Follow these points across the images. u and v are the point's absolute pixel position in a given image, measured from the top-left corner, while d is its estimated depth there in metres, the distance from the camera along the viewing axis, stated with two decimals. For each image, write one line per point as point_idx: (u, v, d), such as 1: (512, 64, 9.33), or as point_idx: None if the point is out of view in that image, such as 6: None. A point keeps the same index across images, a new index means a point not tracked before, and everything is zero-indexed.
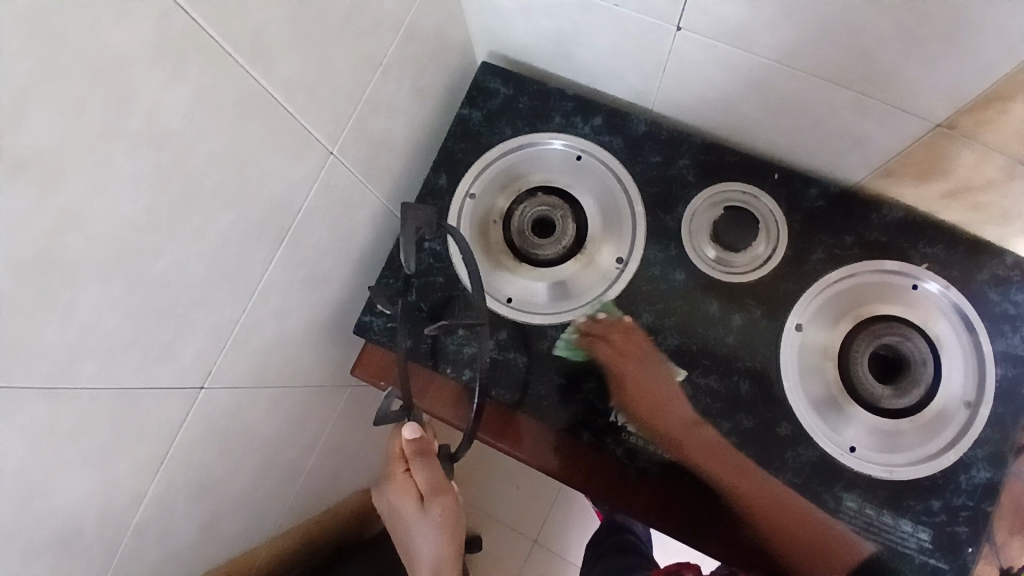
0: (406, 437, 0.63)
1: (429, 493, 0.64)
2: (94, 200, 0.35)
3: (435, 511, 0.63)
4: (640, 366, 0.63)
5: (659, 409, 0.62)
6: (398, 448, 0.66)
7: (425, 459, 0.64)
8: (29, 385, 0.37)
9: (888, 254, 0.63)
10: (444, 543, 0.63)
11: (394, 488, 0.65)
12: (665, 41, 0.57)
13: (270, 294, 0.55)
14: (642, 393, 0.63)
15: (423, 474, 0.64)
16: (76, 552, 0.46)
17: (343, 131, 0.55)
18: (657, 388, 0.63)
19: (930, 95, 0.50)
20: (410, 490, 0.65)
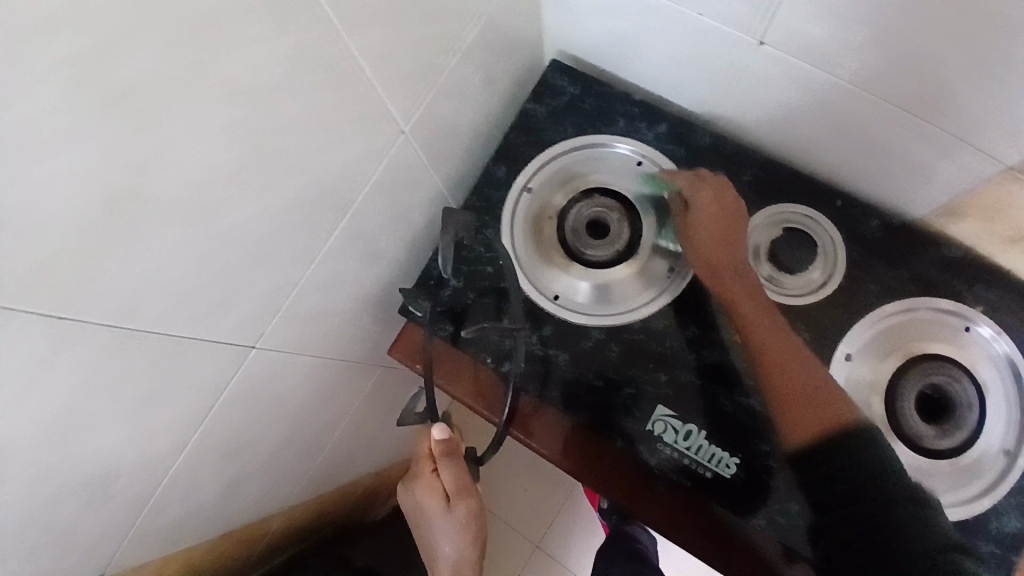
0: (437, 438, 0.63)
1: (454, 493, 0.65)
2: (185, 142, 0.35)
3: (459, 510, 0.64)
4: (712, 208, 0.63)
5: (716, 254, 0.63)
6: (427, 447, 0.67)
7: (453, 460, 0.65)
8: (96, 320, 0.37)
9: (942, 293, 0.62)
10: (466, 542, 0.65)
11: (421, 486, 0.66)
12: (743, 55, 0.57)
13: (327, 262, 0.55)
14: (706, 235, 0.63)
15: (450, 473, 0.65)
16: (111, 493, 0.47)
17: (416, 110, 0.55)
18: (723, 229, 0.63)
19: (1010, 136, 0.49)
20: (436, 490, 0.66)
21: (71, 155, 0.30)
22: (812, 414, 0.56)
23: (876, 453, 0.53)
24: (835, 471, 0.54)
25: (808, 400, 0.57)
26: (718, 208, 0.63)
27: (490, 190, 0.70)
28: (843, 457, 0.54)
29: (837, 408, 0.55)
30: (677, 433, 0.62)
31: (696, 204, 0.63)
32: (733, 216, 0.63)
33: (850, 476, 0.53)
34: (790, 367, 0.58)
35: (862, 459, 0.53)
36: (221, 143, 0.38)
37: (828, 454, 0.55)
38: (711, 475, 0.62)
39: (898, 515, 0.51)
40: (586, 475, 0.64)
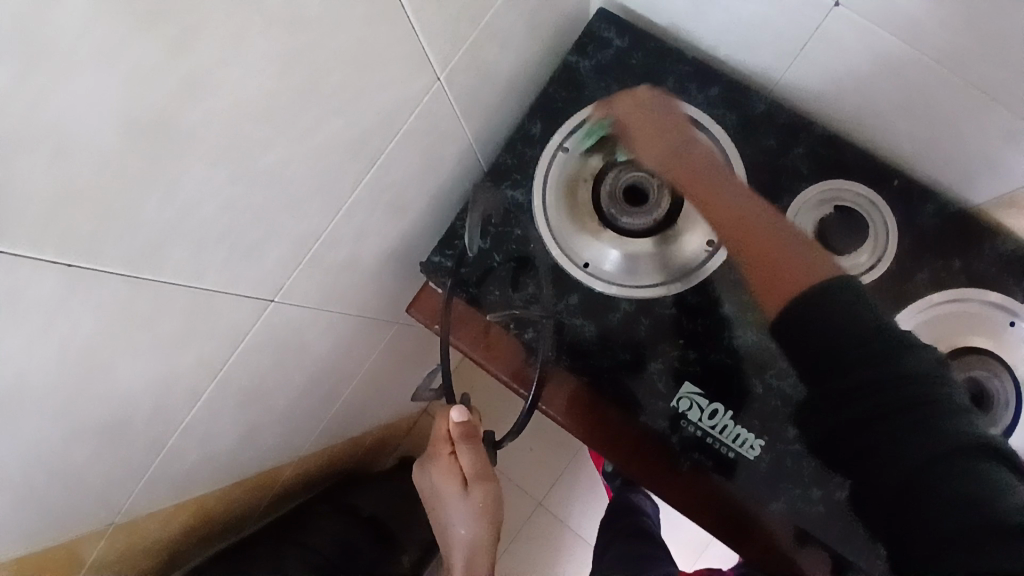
0: (455, 419, 0.65)
1: (472, 478, 0.65)
2: (215, 72, 0.32)
3: (476, 495, 0.64)
4: (640, 112, 0.60)
5: (661, 145, 0.58)
6: (444, 430, 0.67)
7: (470, 443, 0.66)
8: (114, 265, 0.34)
9: (991, 286, 0.59)
10: (480, 523, 0.65)
11: (438, 470, 0.66)
12: (813, 17, 0.53)
13: (353, 214, 0.52)
14: (645, 132, 0.59)
15: (468, 458, 0.65)
16: (125, 439, 0.45)
17: (455, 56, 0.51)
18: (666, 123, 0.59)
19: None
20: (453, 472, 0.66)
21: (95, 78, 0.27)
22: (784, 277, 0.49)
23: (848, 309, 0.46)
24: (812, 347, 0.47)
25: (778, 266, 0.50)
26: (641, 112, 0.60)
27: (524, 146, 0.67)
28: (820, 324, 0.47)
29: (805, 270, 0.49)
30: (702, 411, 0.61)
31: (620, 118, 0.61)
32: (672, 115, 0.60)
33: (831, 348, 0.46)
34: (762, 240, 0.52)
35: (848, 324, 0.46)
36: (253, 79, 0.34)
37: (802, 321, 0.47)
38: (734, 455, 0.61)
39: (914, 410, 0.43)
40: (602, 446, 0.64)
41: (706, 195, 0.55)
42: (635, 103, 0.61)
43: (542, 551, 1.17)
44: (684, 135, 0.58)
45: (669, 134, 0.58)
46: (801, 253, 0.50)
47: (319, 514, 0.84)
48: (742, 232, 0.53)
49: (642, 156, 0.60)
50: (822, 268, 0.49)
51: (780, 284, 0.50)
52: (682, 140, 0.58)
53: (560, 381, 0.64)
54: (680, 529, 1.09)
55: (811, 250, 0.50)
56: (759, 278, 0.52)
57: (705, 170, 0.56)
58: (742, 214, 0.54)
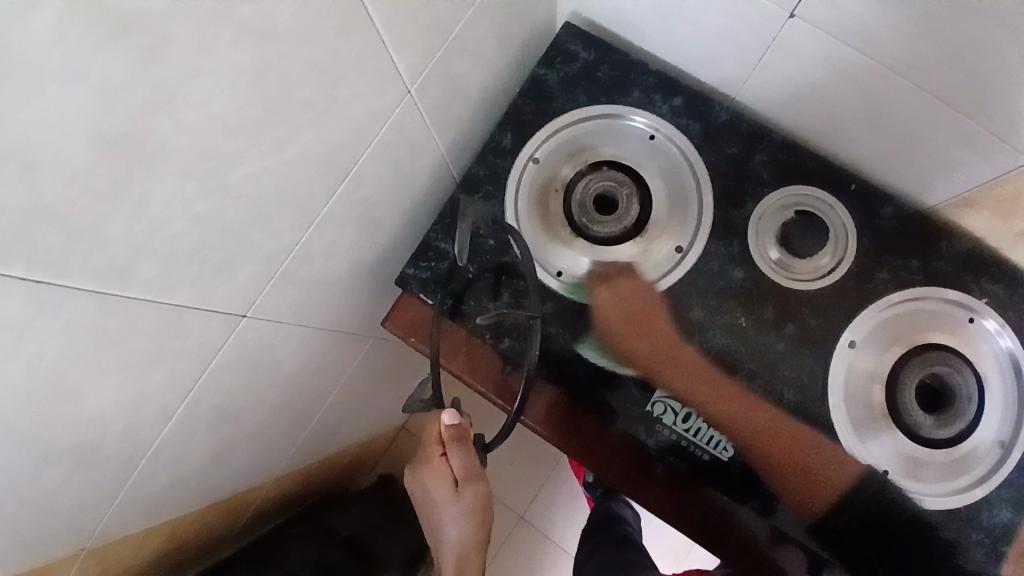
0: (446, 423, 0.65)
1: (463, 479, 0.65)
2: (182, 87, 0.32)
3: (467, 496, 0.65)
4: (627, 306, 0.65)
5: (656, 346, 0.64)
6: (435, 432, 0.67)
7: (462, 446, 0.66)
8: (82, 282, 0.34)
9: (950, 284, 0.62)
10: (471, 525, 0.65)
11: (429, 471, 0.66)
12: (772, 27, 0.55)
13: (326, 228, 0.53)
14: (635, 331, 0.64)
15: (459, 459, 0.65)
16: (96, 461, 0.45)
17: (424, 70, 0.52)
18: (642, 316, 0.64)
19: None
20: (445, 474, 0.66)
21: (63, 95, 0.27)
22: (812, 488, 0.62)
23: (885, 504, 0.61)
24: (857, 529, 0.61)
25: (805, 466, 0.62)
26: (623, 299, 0.65)
27: (496, 158, 0.68)
28: (859, 515, 0.61)
29: (833, 479, 0.61)
30: (676, 414, 0.63)
31: (603, 308, 0.65)
32: (651, 301, 0.65)
33: (879, 525, 0.61)
34: (775, 434, 0.62)
35: (879, 512, 0.61)
36: (220, 94, 0.35)
37: (854, 517, 0.61)
38: (709, 457, 0.63)
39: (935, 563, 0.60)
40: (584, 455, 0.64)
41: (716, 401, 0.63)
42: (622, 295, 0.65)
43: (526, 564, 1.16)
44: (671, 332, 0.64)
45: (662, 333, 0.64)
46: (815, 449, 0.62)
47: (299, 537, 0.83)
48: (759, 433, 0.62)
49: (634, 348, 0.64)
50: (839, 471, 0.61)
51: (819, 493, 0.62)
52: (669, 338, 0.64)
53: (545, 395, 0.65)
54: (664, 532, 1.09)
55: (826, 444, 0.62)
56: (800, 493, 0.62)
57: (702, 369, 0.63)
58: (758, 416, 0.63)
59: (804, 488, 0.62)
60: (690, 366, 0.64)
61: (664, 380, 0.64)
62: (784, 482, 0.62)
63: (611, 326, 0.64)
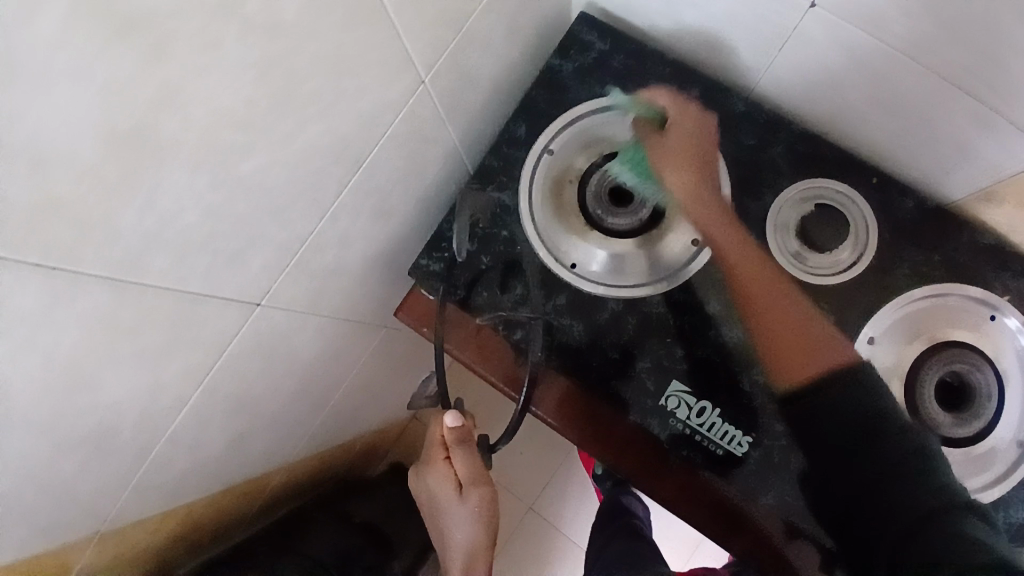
0: (449, 425, 0.64)
1: (467, 482, 0.65)
2: (197, 76, 0.32)
3: (472, 501, 0.65)
4: (689, 134, 0.64)
5: (703, 180, 0.63)
6: (438, 434, 0.67)
7: (465, 448, 0.66)
8: (97, 272, 0.34)
9: (971, 280, 0.61)
10: (478, 526, 0.66)
11: (434, 475, 0.66)
12: (791, 17, 0.54)
13: (339, 218, 0.53)
14: (689, 158, 0.63)
15: (463, 462, 0.65)
16: (112, 448, 0.45)
17: (437, 59, 0.51)
18: (701, 156, 0.63)
19: None
20: (449, 478, 0.66)
21: (73, 89, 0.27)
22: (786, 358, 0.59)
23: (863, 391, 0.54)
24: (823, 414, 0.55)
25: (806, 339, 0.59)
26: (688, 134, 0.64)
27: (509, 149, 0.67)
28: (829, 395, 0.55)
29: (819, 352, 0.57)
30: (690, 409, 0.62)
31: (671, 130, 0.64)
32: (710, 151, 0.64)
33: (851, 414, 0.54)
34: (783, 308, 0.60)
35: (854, 397, 0.54)
36: (232, 83, 0.34)
37: (818, 403, 0.56)
38: (723, 452, 0.62)
39: (907, 481, 0.50)
40: (597, 448, 0.64)
41: (733, 255, 0.62)
42: (690, 128, 0.64)
43: (533, 556, 1.16)
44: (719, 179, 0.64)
45: (712, 172, 0.63)
46: (825, 329, 0.59)
47: (314, 524, 0.83)
48: (765, 302, 0.61)
49: (671, 176, 0.63)
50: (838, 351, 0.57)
51: (791, 366, 0.59)
52: (717, 183, 0.63)
53: (560, 391, 0.65)
54: (672, 526, 1.09)
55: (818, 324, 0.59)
56: (784, 361, 0.59)
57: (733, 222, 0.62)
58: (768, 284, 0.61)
59: (789, 365, 0.59)
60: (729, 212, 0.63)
61: (682, 203, 0.63)
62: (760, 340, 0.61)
63: (667, 146, 0.64)
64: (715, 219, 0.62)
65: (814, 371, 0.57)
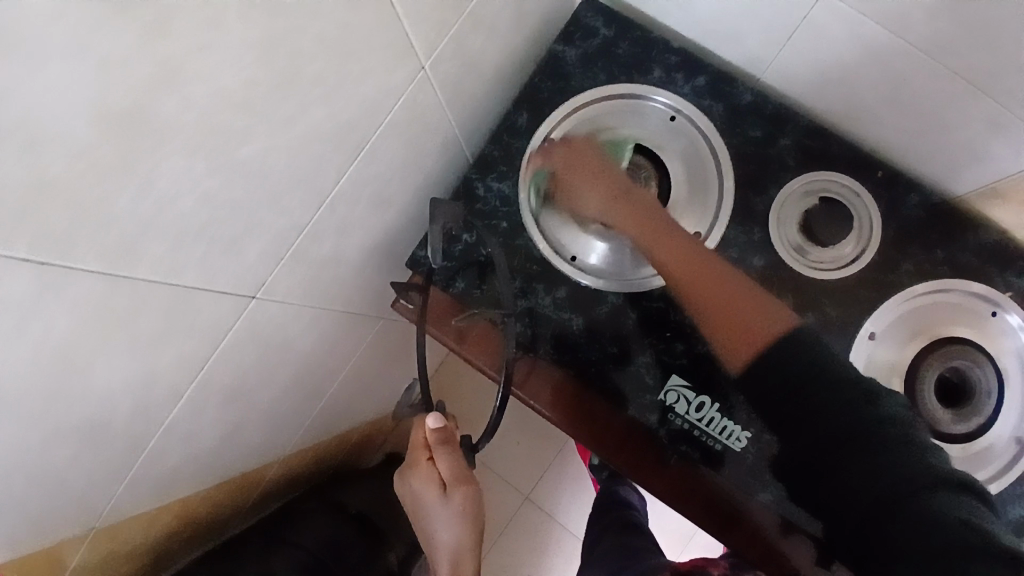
0: (432, 426, 0.66)
1: (451, 482, 0.65)
2: (193, 60, 0.31)
3: (456, 499, 0.64)
4: (576, 156, 0.62)
5: (609, 189, 0.60)
6: (421, 436, 0.68)
7: (448, 449, 0.66)
8: (88, 262, 0.33)
9: (975, 277, 0.60)
10: (462, 526, 0.65)
11: (416, 477, 0.66)
12: (801, 6, 0.53)
13: (337, 208, 0.51)
14: (588, 178, 0.61)
15: (445, 462, 0.66)
16: (105, 440, 0.44)
17: (440, 44, 0.50)
18: (599, 167, 0.61)
19: None
20: (432, 479, 0.65)
21: (68, 67, 0.26)
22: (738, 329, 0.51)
23: (806, 356, 0.47)
24: (772, 391, 0.47)
25: (740, 313, 0.51)
26: (579, 154, 0.62)
27: (510, 138, 0.66)
28: (776, 362, 0.47)
29: (760, 326, 0.50)
30: (689, 404, 0.62)
31: (559, 164, 0.62)
32: (605, 158, 0.62)
33: (782, 384, 0.47)
34: (723, 283, 0.53)
35: (799, 368, 0.46)
36: (231, 68, 0.33)
37: (762, 372, 0.48)
38: (721, 447, 0.61)
39: (880, 450, 0.42)
40: (594, 441, 0.64)
41: (670, 256, 0.56)
42: (581, 149, 0.62)
43: (528, 544, 1.17)
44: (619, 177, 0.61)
45: (611, 177, 0.60)
46: (753, 293, 0.52)
47: (309, 514, 0.83)
48: (701, 281, 0.54)
49: (587, 204, 0.61)
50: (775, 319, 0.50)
51: (735, 337, 0.51)
52: (619, 182, 0.60)
53: (555, 385, 0.64)
54: (668, 515, 1.10)
55: (740, 287, 0.53)
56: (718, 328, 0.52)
57: (647, 209, 0.59)
58: (695, 263, 0.55)
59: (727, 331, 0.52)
60: (637, 211, 0.59)
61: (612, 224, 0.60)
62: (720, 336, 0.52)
63: (569, 179, 0.62)
64: (639, 226, 0.58)
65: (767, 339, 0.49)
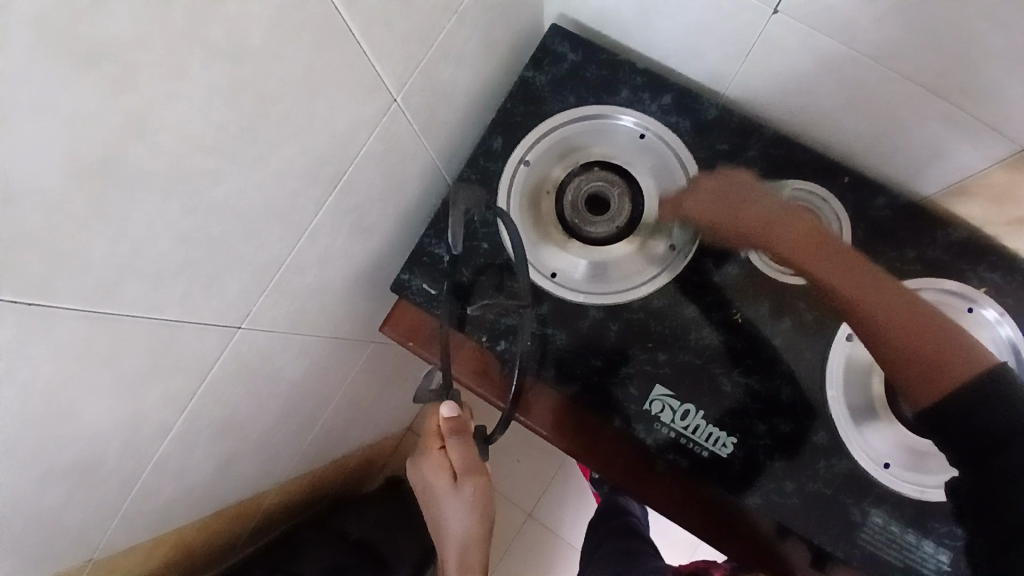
0: (445, 415, 0.64)
1: (461, 472, 0.67)
2: (161, 105, 0.33)
3: (466, 489, 0.66)
4: (717, 196, 0.61)
5: (758, 220, 0.58)
6: (434, 425, 0.69)
7: (460, 438, 0.67)
8: (72, 303, 0.35)
9: (946, 273, 0.62)
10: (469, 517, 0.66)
11: (428, 465, 0.68)
12: (755, 23, 0.55)
13: (317, 238, 0.53)
14: (731, 214, 0.60)
15: (457, 452, 0.67)
16: (97, 477, 0.45)
17: (409, 77, 0.52)
18: (740, 204, 0.60)
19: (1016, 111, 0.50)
20: (444, 468, 0.67)
21: (40, 115, 0.27)
22: (929, 372, 0.49)
23: (1005, 405, 0.46)
24: (965, 433, 0.47)
25: (923, 343, 0.49)
26: (719, 191, 0.61)
27: (485, 162, 0.68)
28: (985, 410, 0.46)
29: (948, 366, 0.48)
30: (674, 412, 0.63)
31: (700, 204, 0.62)
32: (749, 189, 0.60)
33: (984, 434, 0.46)
34: (892, 308, 0.51)
35: (994, 408, 0.46)
36: (200, 112, 0.35)
37: (961, 416, 0.47)
38: (708, 454, 0.62)
39: None
40: (584, 455, 0.65)
41: (835, 279, 0.54)
42: (723, 185, 0.61)
43: (532, 563, 1.17)
44: (768, 205, 0.59)
45: (756, 207, 0.59)
46: (932, 320, 0.50)
47: (309, 543, 0.84)
48: (873, 303, 0.52)
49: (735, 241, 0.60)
50: (965, 363, 0.48)
51: (930, 379, 0.49)
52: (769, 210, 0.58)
53: (549, 402, 0.66)
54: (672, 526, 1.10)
55: (926, 312, 0.51)
56: (898, 362, 0.50)
57: (808, 235, 0.56)
58: (869, 287, 0.52)
59: (907, 362, 0.50)
60: (783, 238, 0.57)
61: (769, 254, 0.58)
62: (904, 371, 0.50)
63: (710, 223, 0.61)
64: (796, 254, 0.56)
65: (958, 381, 0.48)
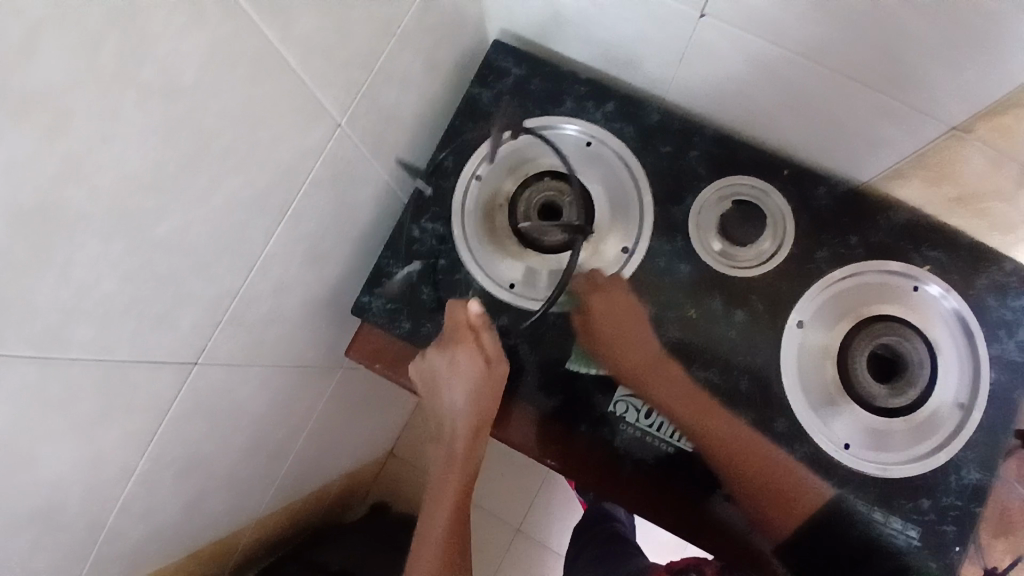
0: (474, 311, 0.63)
1: (496, 360, 0.63)
2: (95, 150, 0.33)
3: (502, 374, 0.63)
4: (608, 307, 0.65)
5: (630, 350, 0.65)
6: (459, 320, 0.63)
7: (493, 330, 0.64)
8: (19, 351, 0.35)
9: (892, 255, 0.64)
10: (477, 403, 0.63)
11: (461, 352, 0.62)
12: (687, 29, 0.56)
13: (270, 267, 0.54)
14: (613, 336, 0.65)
15: (493, 341, 0.63)
16: (61, 523, 0.45)
17: (352, 102, 0.53)
18: (625, 326, 0.65)
19: (945, 98, 0.51)
20: (478, 356, 0.62)
21: None
22: (789, 503, 0.62)
23: (848, 521, 0.61)
24: (818, 548, 0.62)
25: (773, 484, 0.62)
26: (611, 304, 0.66)
27: (438, 180, 0.69)
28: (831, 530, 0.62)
29: (800, 501, 0.62)
30: (638, 411, 0.65)
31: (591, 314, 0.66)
32: (630, 309, 0.66)
33: (852, 540, 0.61)
34: (752, 457, 0.62)
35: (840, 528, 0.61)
36: (134, 151, 0.35)
37: (817, 538, 0.62)
38: (673, 449, 0.64)
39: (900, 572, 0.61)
40: (559, 461, 0.65)
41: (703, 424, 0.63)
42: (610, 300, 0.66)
43: None
44: (644, 335, 0.65)
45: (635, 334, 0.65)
46: (781, 467, 0.62)
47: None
48: (728, 447, 0.62)
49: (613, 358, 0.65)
50: (813, 496, 0.62)
51: (792, 512, 0.62)
52: (642, 341, 0.65)
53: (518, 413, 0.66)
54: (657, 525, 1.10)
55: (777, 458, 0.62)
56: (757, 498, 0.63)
57: (671, 376, 0.64)
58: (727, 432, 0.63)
59: (761, 499, 0.63)
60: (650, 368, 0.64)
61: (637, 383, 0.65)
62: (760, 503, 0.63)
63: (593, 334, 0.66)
64: (665, 394, 0.64)
65: (812, 510, 0.62)
